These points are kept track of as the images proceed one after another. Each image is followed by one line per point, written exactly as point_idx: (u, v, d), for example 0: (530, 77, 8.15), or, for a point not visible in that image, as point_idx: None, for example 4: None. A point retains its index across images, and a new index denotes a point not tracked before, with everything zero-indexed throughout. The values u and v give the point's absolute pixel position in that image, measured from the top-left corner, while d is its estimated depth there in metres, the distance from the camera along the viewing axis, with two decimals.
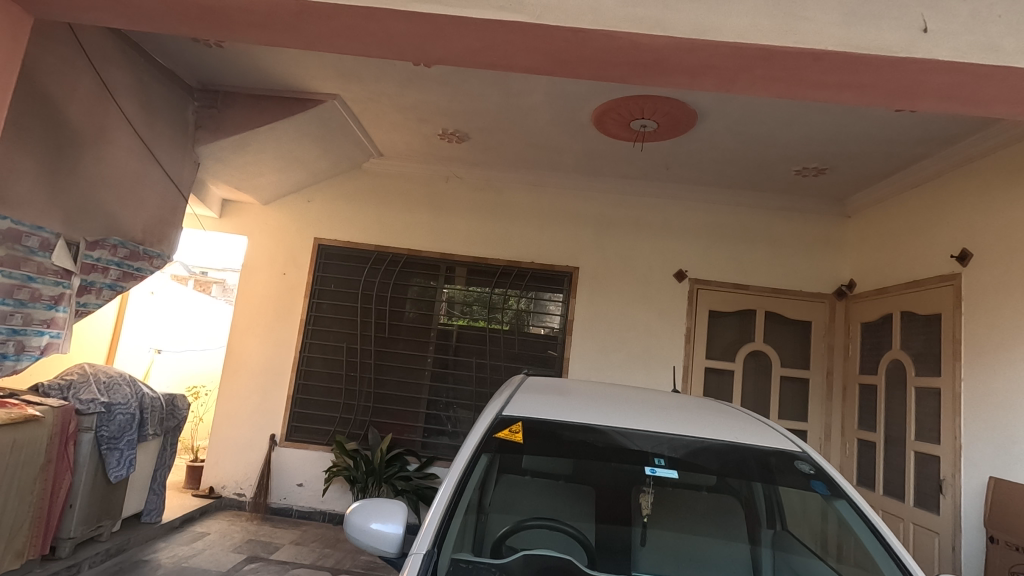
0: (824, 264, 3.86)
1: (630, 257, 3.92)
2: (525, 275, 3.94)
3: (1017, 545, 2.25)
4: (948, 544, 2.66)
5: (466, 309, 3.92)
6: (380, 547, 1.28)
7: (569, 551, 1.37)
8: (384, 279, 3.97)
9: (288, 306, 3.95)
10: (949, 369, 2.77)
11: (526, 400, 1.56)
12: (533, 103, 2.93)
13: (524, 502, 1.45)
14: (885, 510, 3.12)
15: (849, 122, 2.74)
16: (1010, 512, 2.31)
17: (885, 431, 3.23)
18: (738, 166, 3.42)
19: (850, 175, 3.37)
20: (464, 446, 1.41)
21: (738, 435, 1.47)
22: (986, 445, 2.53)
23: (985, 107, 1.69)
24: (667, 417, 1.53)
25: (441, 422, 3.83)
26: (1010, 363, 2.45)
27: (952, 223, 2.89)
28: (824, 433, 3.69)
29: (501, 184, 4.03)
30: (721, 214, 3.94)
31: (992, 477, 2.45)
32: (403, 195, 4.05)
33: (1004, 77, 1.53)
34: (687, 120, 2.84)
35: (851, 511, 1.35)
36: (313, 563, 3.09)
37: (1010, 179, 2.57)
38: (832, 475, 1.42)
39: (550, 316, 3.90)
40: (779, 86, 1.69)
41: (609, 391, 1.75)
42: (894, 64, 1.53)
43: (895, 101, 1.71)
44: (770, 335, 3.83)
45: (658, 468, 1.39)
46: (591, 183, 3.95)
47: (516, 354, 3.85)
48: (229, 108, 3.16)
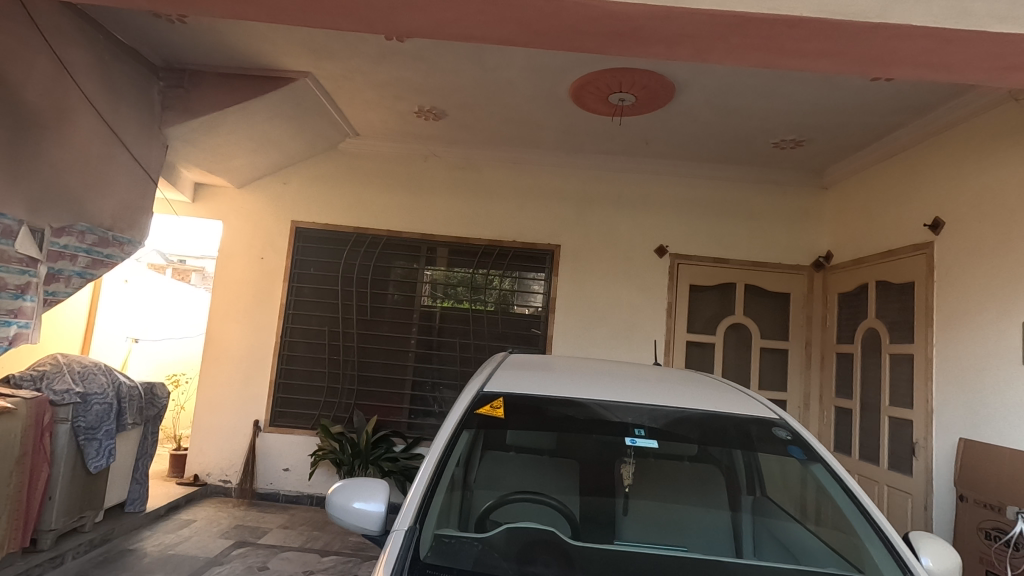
0: (802, 236, 3.90)
1: (611, 232, 3.92)
2: (507, 254, 3.92)
3: (986, 502, 2.33)
4: (920, 504, 2.75)
5: (450, 291, 3.90)
6: (363, 526, 1.28)
7: (554, 523, 1.39)
8: (364, 261, 3.93)
9: (268, 291, 3.89)
10: (922, 336, 2.83)
11: (507, 376, 1.57)
12: (510, 78, 2.87)
13: (509, 478, 1.47)
14: (861, 474, 3.22)
15: (826, 92, 2.74)
16: (980, 471, 2.39)
17: (861, 398, 3.30)
18: (718, 139, 3.42)
19: (827, 146, 3.39)
20: (445, 423, 1.42)
21: (717, 405, 1.49)
22: (957, 408, 2.60)
23: (956, 72, 1.71)
24: (649, 390, 1.54)
25: (427, 403, 3.82)
26: (980, 327, 2.52)
27: (926, 192, 2.93)
28: (802, 402, 3.76)
29: (480, 162, 3.99)
30: (701, 188, 3.95)
31: (963, 438, 2.53)
32: (381, 175, 3.98)
33: (975, 42, 1.53)
34: (665, 92, 2.81)
35: (827, 475, 1.37)
36: (302, 545, 3.10)
37: (983, 147, 2.61)
38: (808, 440, 1.44)
39: (534, 295, 3.90)
40: (754, 54, 1.68)
41: (593, 365, 1.76)
42: (868, 30, 1.52)
43: (870, 68, 1.71)
44: (750, 308, 3.88)
45: (638, 439, 1.40)
46: (572, 159, 3.92)
47: (500, 333, 3.86)
48: (197, 88, 3.06)
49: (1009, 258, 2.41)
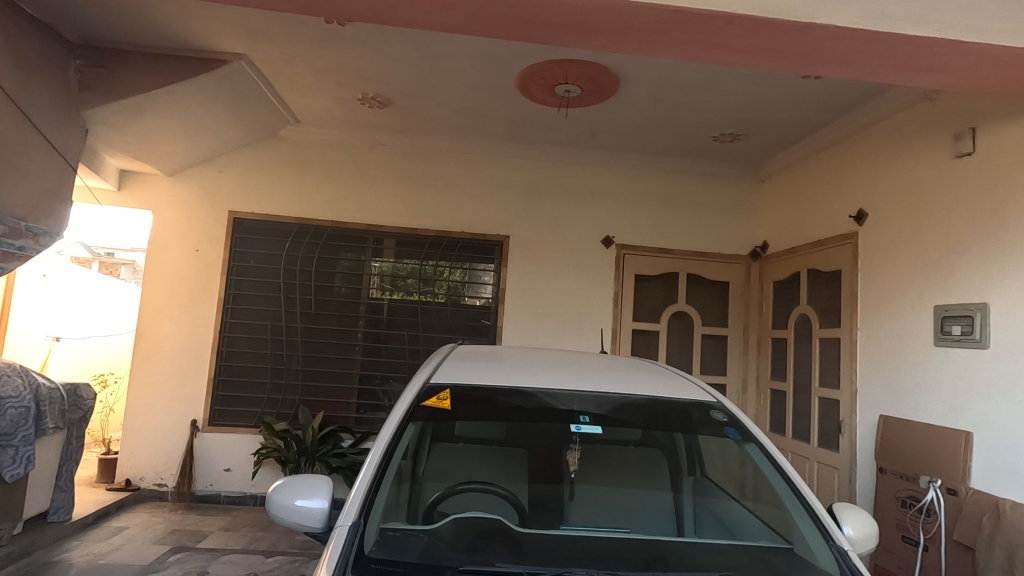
0: (740, 227, 4.07)
1: (559, 223, 3.96)
2: (456, 245, 3.90)
3: (903, 473, 2.51)
4: (845, 477, 2.94)
5: (399, 282, 3.84)
6: (306, 524, 1.25)
7: (502, 512, 1.40)
8: (308, 253, 3.80)
9: (205, 285, 3.71)
10: (848, 321, 3.02)
11: (454, 368, 1.57)
12: (456, 66, 2.84)
13: (457, 469, 1.48)
14: (794, 452, 3.40)
15: (762, 89, 2.85)
16: (898, 444, 2.57)
17: (794, 380, 3.49)
18: (662, 132, 3.50)
19: (762, 140, 3.54)
20: (391, 416, 1.40)
21: (658, 390, 1.53)
22: (878, 387, 2.78)
23: (876, 72, 1.81)
24: (595, 377, 1.57)
25: (376, 397, 3.76)
26: (897, 311, 2.70)
27: (851, 186, 3.11)
28: (740, 386, 3.94)
29: (428, 152, 3.93)
30: (646, 180, 4.04)
31: (883, 415, 2.72)
32: (324, 164, 3.86)
33: (892, 44, 1.64)
34: (610, 85, 2.85)
35: (760, 454, 1.44)
36: (246, 547, 3.00)
37: (901, 143, 2.79)
38: (743, 421, 1.50)
39: (484, 286, 3.90)
40: (692, 49, 1.73)
41: (541, 355, 1.78)
42: (797, 29, 1.59)
43: (800, 66, 1.80)
44: (693, 296, 4.02)
45: (583, 425, 1.43)
46: (520, 150, 3.93)
47: (450, 325, 3.84)
48: (120, 68, 2.87)
49: (922, 247, 2.59)
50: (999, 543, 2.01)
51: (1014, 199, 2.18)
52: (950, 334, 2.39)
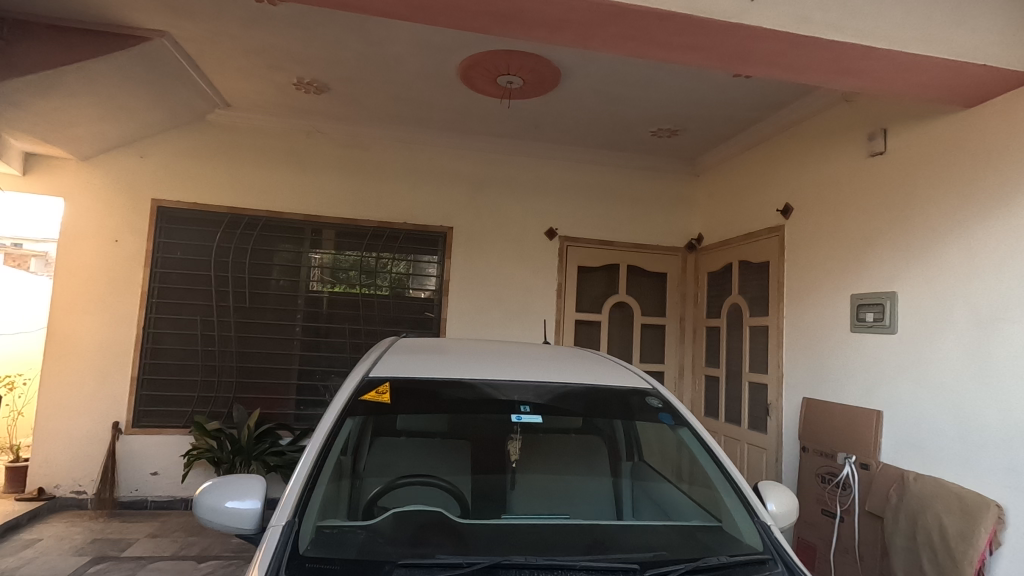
0: (677, 219, 4.21)
1: (503, 215, 3.96)
2: (398, 236, 3.83)
3: (823, 451, 2.70)
4: (772, 457, 3.12)
5: (339, 275, 3.74)
6: (237, 526, 1.20)
7: (444, 504, 1.40)
8: (241, 244, 3.64)
9: (127, 278, 3.48)
10: (775, 309, 3.19)
11: (395, 361, 1.56)
12: (397, 53, 2.77)
13: (399, 463, 1.49)
14: (726, 434, 3.58)
15: (696, 86, 2.95)
16: (819, 424, 2.75)
17: (726, 366, 3.66)
18: (603, 125, 3.56)
19: (698, 136, 3.67)
20: (329, 411, 1.37)
21: (597, 379, 1.57)
22: (801, 371, 2.96)
23: (799, 73, 1.91)
24: (536, 367, 1.59)
25: (317, 393, 3.66)
26: (817, 300, 2.88)
27: (778, 181, 3.28)
28: (677, 373, 4.10)
29: (368, 140, 3.83)
30: (588, 172, 4.11)
31: (806, 397, 2.90)
32: (258, 151, 3.69)
33: (813, 47, 1.73)
34: (552, 77, 2.87)
35: (693, 438, 1.50)
36: (176, 553, 2.86)
37: (822, 141, 2.96)
38: (677, 407, 1.57)
39: (428, 278, 3.85)
40: (630, 44, 1.77)
41: (484, 346, 1.79)
42: (727, 29, 1.65)
43: (730, 65, 1.87)
44: (633, 287, 4.13)
45: (524, 415, 1.44)
46: (464, 141, 3.90)
47: (393, 318, 3.77)
48: (23, 41, 2.61)
49: (840, 239, 2.77)
50: (904, 511, 2.19)
51: (919, 196, 2.36)
52: (865, 321, 2.57)
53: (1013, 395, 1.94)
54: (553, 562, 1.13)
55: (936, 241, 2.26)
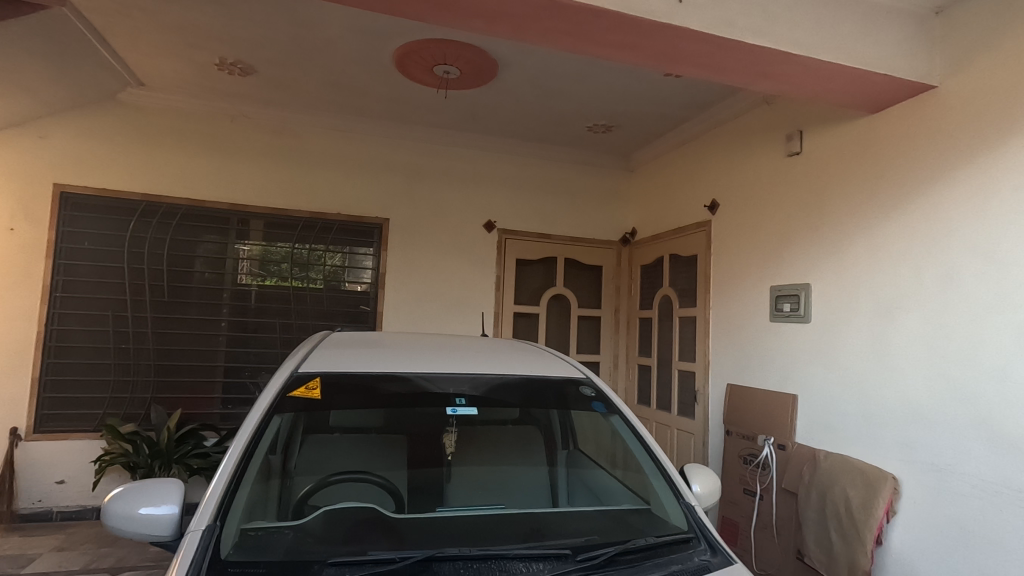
0: (612, 213, 4.32)
1: (441, 206, 3.92)
2: (332, 227, 3.70)
3: (745, 433, 2.86)
4: (699, 441, 3.27)
5: (269, 267, 3.57)
6: (152, 533, 1.13)
7: (379, 500, 1.38)
8: (159, 235, 3.40)
9: (24, 270, 3.17)
10: (702, 300, 3.35)
11: (326, 355, 1.52)
12: (328, 37, 2.67)
13: (332, 461, 1.45)
14: (657, 421, 3.73)
15: (630, 83, 3.02)
16: (742, 409, 2.91)
17: (658, 356, 3.81)
18: (540, 119, 3.59)
19: (632, 133, 3.77)
20: (254, 409, 1.32)
21: (532, 370, 1.60)
22: (726, 358, 3.13)
23: (724, 75, 2.01)
24: (472, 360, 1.60)
25: (245, 390, 3.49)
26: (741, 291, 3.05)
27: (706, 178, 3.43)
28: (612, 363, 4.22)
29: (299, 127, 3.67)
30: (526, 165, 4.13)
31: (730, 384, 3.06)
32: (176, 135, 3.45)
33: (736, 50, 1.82)
34: (489, 68, 2.86)
35: (623, 425, 1.55)
36: (86, 567, 2.65)
37: (746, 140, 3.12)
38: (609, 395, 1.61)
39: (364, 271, 3.75)
40: (564, 39, 1.79)
41: (421, 339, 1.77)
42: (657, 29, 1.70)
43: (661, 64, 1.93)
44: (570, 280, 4.20)
45: (459, 407, 1.44)
46: (400, 130, 3.82)
47: (327, 312, 3.65)
48: None
49: (760, 234, 2.93)
50: (816, 487, 2.36)
51: (830, 194, 2.53)
52: (782, 311, 2.74)
53: (908, 378, 2.13)
54: (486, 552, 1.13)
55: (844, 237, 2.44)
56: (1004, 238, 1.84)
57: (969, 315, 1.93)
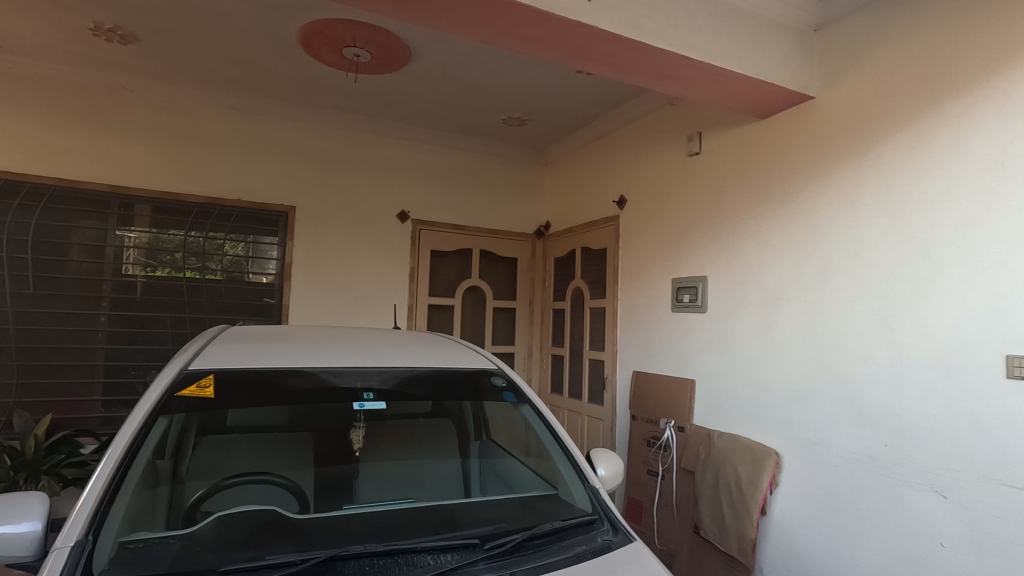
0: (527, 206, 4.38)
1: (352, 195, 3.78)
2: (231, 214, 3.46)
3: (649, 418, 3.02)
4: (608, 426, 3.42)
5: (159, 257, 3.27)
6: (9, 555, 1.00)
7: (281, 501, 1.31)
8: (22, 218, 3.01)
9: None
10: (611, 292, 3.49)
11: (221, 351, 1.42)
12: (224, 8, 2.48)
13: (229, 463, 1.36)
14: (569, 409, 3.84)
15: (544, 78, 3.07)
16: (646, 394, 3.08)
17: (570, 345, 3.92)
18: (455, 109, 3.55)
19: (546, 127, 3.83)
20: (135, 410, 1.20)
21: (443, 362, 1.59)
22: (632, 347, 3.28)
23: (631, 75, 2.09)
24: (382, 353, 1.56)
25: (131, 391, 3.18)
26: (646, 283, 3.20)
27: (615, 174, 3.57)
28: (526, 353, 4.30)
29: (192, 104, 3.38)
30: (441, 155, 4.08)
31: (636, 370, 3.21)
32: (43, 106, 3.06)
33: (642, 52, 1.90)
34: (402, 54, 2.78)
35: (532, 413, 1.58)
36: None
37: (651, 139, 3.28)
38: (519, 385, 1.64)
39: (267, 261, 3.53)
40: (477, 29, 1.78)
41: (328, 333, 1.71)
42: (567, 25, 1.74)
43: (572, 61, 1.97)
44: (485, 271, 4.22)
45: (366, 402, 1.41)
46: (307, 113, 3.63)
47: (227, 305, 3.41)
48: None
49: (664, 229, 3.09)
50: (710, 465, 2.54)
51: (725, 193, 2.72)
52: (683, 301, 2.91)
53: (788, 362, 2.35)
54: (394, 547, 1.11)
55: (737, 233, 2.63)
56: (868, 237, 2.07)
57: (841, 305, 2.15)
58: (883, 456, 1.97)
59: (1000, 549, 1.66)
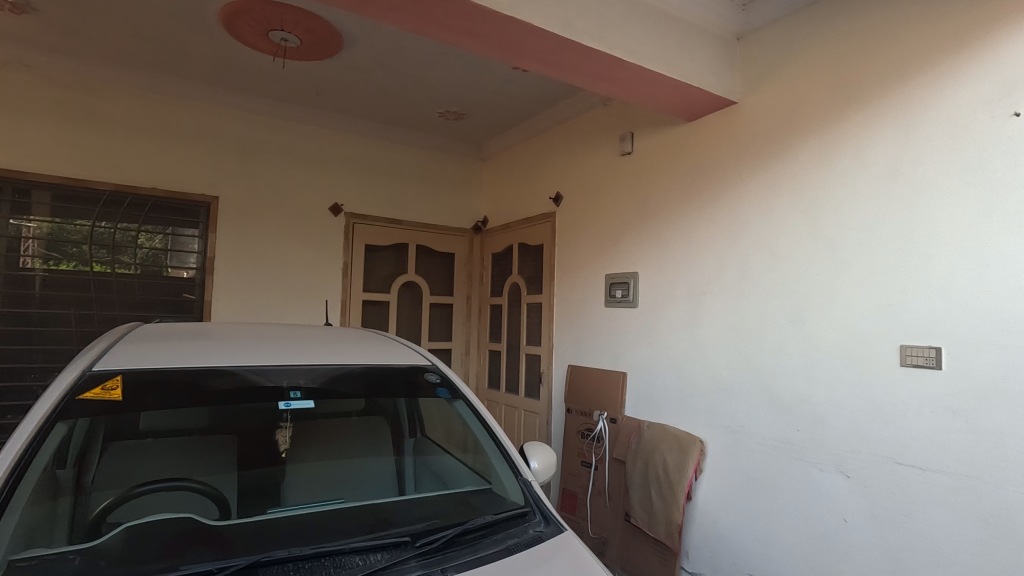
0: (464, 201, 4.36)
1: (280, 185, 3.61)
2: (146, 204, 3.22)
3: (583, 410, 3.09)
4: (544, 420, 3.47)
5: (61, 249, 3.00)
6: None
7: (200, 509, 1.22)
8: None
9: None
10: (547, 287, 3.53)
11: (131, 350, 1.32)
12: None
13: (143, 469, 1.25)
14: (506, 403, 3.87)
15: (481, 73, 3.06)
16: (581, 387, 3.15)
17: (507, 341, 3.94)
18: (390, 101, 3.48)
19: (483, 122, 3.82)
20: (29, 416, 1.10)
21: (376, 358, 1.56)
22: (567, 341, 3.34)
23: (565, 73, 2.12)
24: (312, 350, 1.51)
25: (29, 396, 2.90)
26: (580, 278, 3.27)
27: (551, 171, 3.61)
28: (464, 349, 4.28)
29: (100, 83, 3.12)
30: (376, 147, 3.98)
31: (571, 364, 3.28)
32: None
33: (575, 51, 1.93)
34: (333, 41, 2.69)
35: (466, 409, 1.58)
36: None
37: (586, 138, 3.34)
38: (454, 381, 1.63)
39: (187, 255, 3.32)
40: (410, 18, 1.75)
41: (254, 330, 1.63)
42: (502, 20, 1.74)
43: (507, 56, 1.98)
44: (422, 266, 4.16)
45: (293, 401, 1.36)
46: (231, 98, 3.44)
47: (141, 301, 3.17)
48: None
49: (598, 226, 3.17)
50: (641, 455, 2.64)
51: (655, 192, 2.81)
52: (615, 296, 2.99)
53: (712, 354, 2.47)
54: (321, 549, 1.08)
55: (665, 231, 2.73)
56: (783, 237, 2.21)
57: (759, 300, 2.29)
58: (796, 440, 2.12)
59: (894, 521, 1.82)
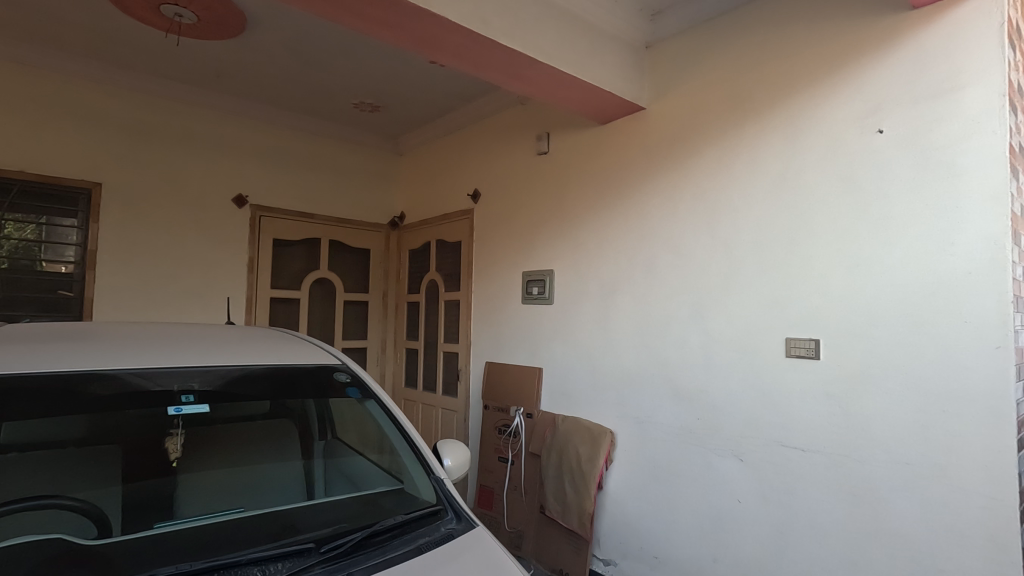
0: (380, 196, 4.25)
1: (176, 173, 3.34)
2: (11, 189, 2.84)
3: (500, 406, 3.12)
4: (461, 417, 3.46)
5: None
6: None
7: (71, 530, 1.10)
8: None
9: None
10: (465, 284, 3.53)
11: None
12: None
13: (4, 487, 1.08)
14: (423, 402, 3.82)
15: (397, 65, 2.99)
16: (498, 383, 3.17)
17: (424, 338, 3.90)
18: (300, 88, 3.31)
19: (400, 115, 3.74)
20: None
21: (282, 358, 1.49)
22: (485, 338, 3.35)
23: (481, 70, 2.12)
24: (210, 350, 1.41)
25: None
26: (498, 275, 3.29)
27: (469, 168, 3.61)
28: (380, 347, 4.18)
29: None
30: (285, 136, 3.78)
31: (488, 361, 3.30)
32: None
33: (491, 48, 1.93)
34: (234, 21, 2.52)
35: (377, 408, 1.54)
36: None
37: (503, 136, 3.37)
38: (365, 380, 1.59)
39: (64, 247, 2.98)
40: (318, 3, 1.67)
41: (145, 329, 1.50)
42: (416, 12, 1.71)
43: (422, 49, 1.94)
44: (335, 262, 4.01)
45: (185, 406, 1.27)
46: (117, 76, 3.13)
47: (6, 299, 2.80)
48: None
49: (515, 223, 3.20)
50: (555, 448, 2.70)
51: (570, 192, 2.89)
52: (532, 293, 3.04)
53: (621, 348, 2.58)
54: (215, 562, 1.02)
55: (580, 230, 2.81)
56: (686, 238, 2.34)
57: (664, 296, 2.41)
58: (696, 428, 2.26)
59: (780, 498, 1.99)
